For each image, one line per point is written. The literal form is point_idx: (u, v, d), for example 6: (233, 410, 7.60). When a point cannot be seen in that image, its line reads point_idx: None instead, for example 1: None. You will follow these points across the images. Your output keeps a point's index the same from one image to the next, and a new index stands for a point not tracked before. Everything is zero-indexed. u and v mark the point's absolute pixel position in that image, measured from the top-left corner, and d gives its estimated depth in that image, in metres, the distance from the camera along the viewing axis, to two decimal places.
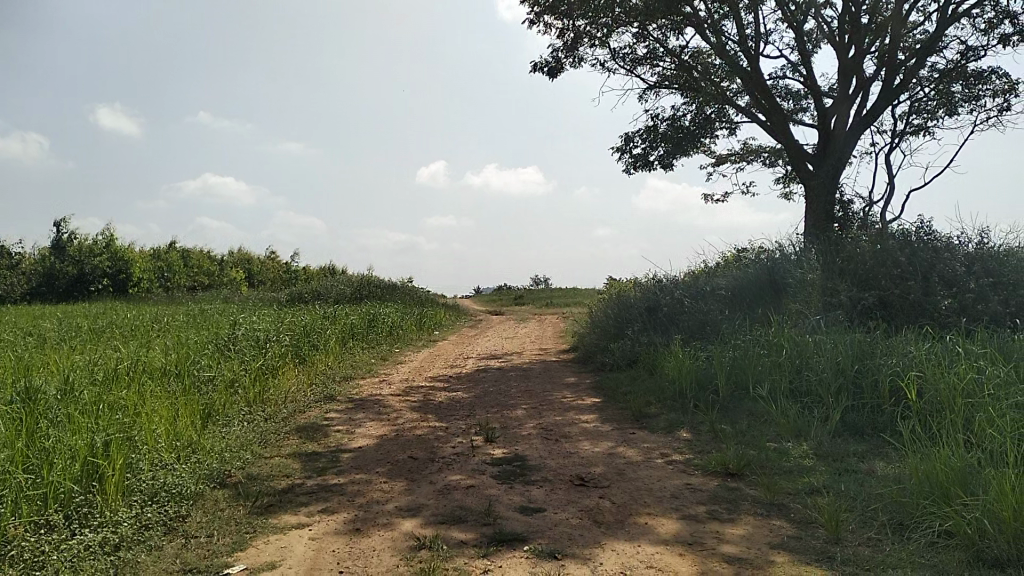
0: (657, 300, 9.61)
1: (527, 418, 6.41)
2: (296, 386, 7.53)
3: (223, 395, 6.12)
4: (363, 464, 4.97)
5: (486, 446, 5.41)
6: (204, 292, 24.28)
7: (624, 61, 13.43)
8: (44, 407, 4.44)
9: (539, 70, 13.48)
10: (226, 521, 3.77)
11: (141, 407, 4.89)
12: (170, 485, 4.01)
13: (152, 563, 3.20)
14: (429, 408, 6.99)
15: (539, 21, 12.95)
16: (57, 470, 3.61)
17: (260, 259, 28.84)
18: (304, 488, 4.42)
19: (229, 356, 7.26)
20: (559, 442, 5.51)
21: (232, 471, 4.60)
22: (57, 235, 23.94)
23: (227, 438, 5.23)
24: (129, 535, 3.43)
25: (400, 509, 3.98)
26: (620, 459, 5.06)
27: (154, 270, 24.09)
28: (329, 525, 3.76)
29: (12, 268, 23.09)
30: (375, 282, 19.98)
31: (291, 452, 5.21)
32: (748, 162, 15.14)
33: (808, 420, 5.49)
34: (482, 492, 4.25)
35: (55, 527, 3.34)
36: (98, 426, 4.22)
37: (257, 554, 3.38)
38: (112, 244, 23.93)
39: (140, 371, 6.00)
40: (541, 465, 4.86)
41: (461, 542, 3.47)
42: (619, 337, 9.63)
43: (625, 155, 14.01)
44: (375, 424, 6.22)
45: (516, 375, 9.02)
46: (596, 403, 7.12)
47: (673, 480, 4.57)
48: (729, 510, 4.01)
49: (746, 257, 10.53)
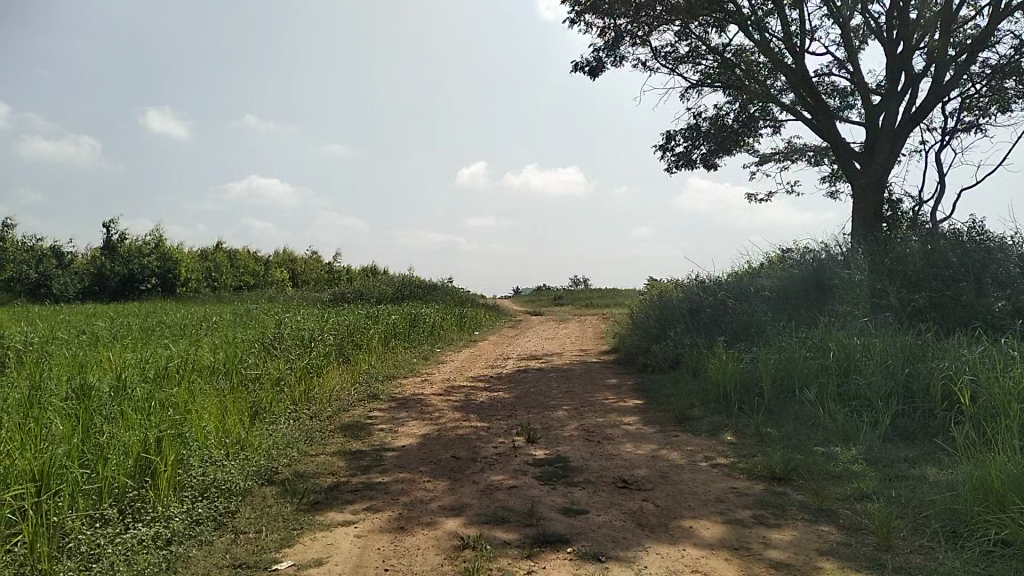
0: (700, 302, 9.50)
1: (568, 419, 6.39)
2: (341, 385, 7.64)
3: (270, 392, 6.24)
4: (407, 463, 5.00)
5: (528, 446, 5.41)
6: (250, 291, 24.80)
7: (666, 60, 13.32)
8: (98, 403, 4.56)
9: (579, 70, 13.44)
10: (274, 517, 3.83)
11: (191, 405, 5.00)
12: (219, 481, 4.09)
13: (203, 558, 3.27)
14: (471, 408, 7.03)
15: (580, 21, 12.91)
16: (111, 465, 3.70)
17: (304, 259, 29.32)
18: (350, 486, 4.48)
19: (276, 354, 7.39)
20: (601, 444, 5.48)
21: (278, 468, 4.68)
22: (108, 236, 24.66)
23: (274, 435, 5.32)
24: (180, 530, 3.51)
25: (444, 508, 4.00)
26: (663, 462, 5.02)
27: (201, 271, 24.71)
28: (374, 522, 3.80)
29: (65, 267, 23.77)
30: (416, 282, 20.14)
31: (336, 450, 5.28)
32: (792, 161, 14.90)
33: (856, 424, 5.37)
34: (524, 493, 4.25)
35: (110, 520, 3.42)
36: (150, 423, 4.32)
37: (304, 550, 3.42)
38: (161, 244, 24.56)
39: (190, 368, 6.14)
40: (583, 466, 4.85)
41: (504, 542, 3.47)
42: (661, 338, 9.54)
43: (667, 154, 13.91)
44: (417, 424, 6.26)
45: (558, 376, 9.01)
46: (639, 404, 7.08)
47: (718, 484, 4.51)
48: (776, 515, 3.94)
49: (791, 257, 10.37)
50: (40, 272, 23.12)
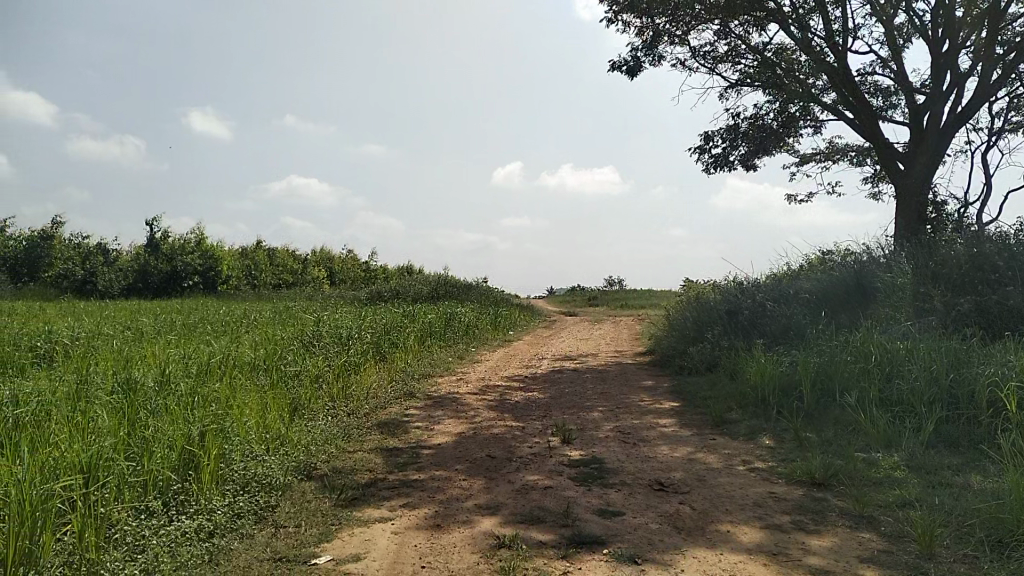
0: (738, 304, 9.40)
1: (604, 420, 6.38)
2: (377, 382, 7.72)
3: (309, 389, 6.33)
4: (443, 461, 5.03)
5: (563, 447, 5.40)
6: (288, 289, 25.14)
7: (705, 59, 13.20)
8: (143, 398, 4.67)
9: (617, 70, 13.38)
10: (313, 512, 3.88)
11: (233, 400, 5.09)
12: (260, 475, 4.16)
13: (244, 551, 3.33)
14: (506, 407, 7.04)
15: (618, 20, 12.85)
16: (157, 459, 3.79)
17: (341, 258, 29.67)
18: (387, 482, 4.52)
19: (314, 352, 7.49)
20: (637, 446, 5.45)
21: (317, 463, 4.75)
22: (152, 234, 25.20)
23: (313, 431, 5.39)
24: (222, 522, 3.58)
25: (480, 506, 4.02)
26: (700, 465, 4.98)
27: (241, 269, 25.12)
28: (412, 519, 3.83)
29: (111, 264, 24.33)
30: (452, 282, 20.24)
31: (373, 447, 5.33)
32: (833, 162, 14.66)
33: (898, 430, 5.27)
34: (560, 493, 4.25)
35: (154, 512, 3.49)
36: (193, 417, 4.42)
37: (342, 545, 3.46)
38: (203, 243, 25.04)
39: (231, 365, 6.26)
40: (619, 468, 4.83)
41: (540, 542, 3.48)
42: (698, 340, 9.44)
43: (704, 154, 13.78)
44: (453, 422, 6.30)
45: (593, 377, 8.98)
46: (675, 407, 7.03)
47: (756, 488, 4.46)
48: (815, 521, 3.89)
49: (831, 259, 10.22)
50: (87, 269, 23.70)
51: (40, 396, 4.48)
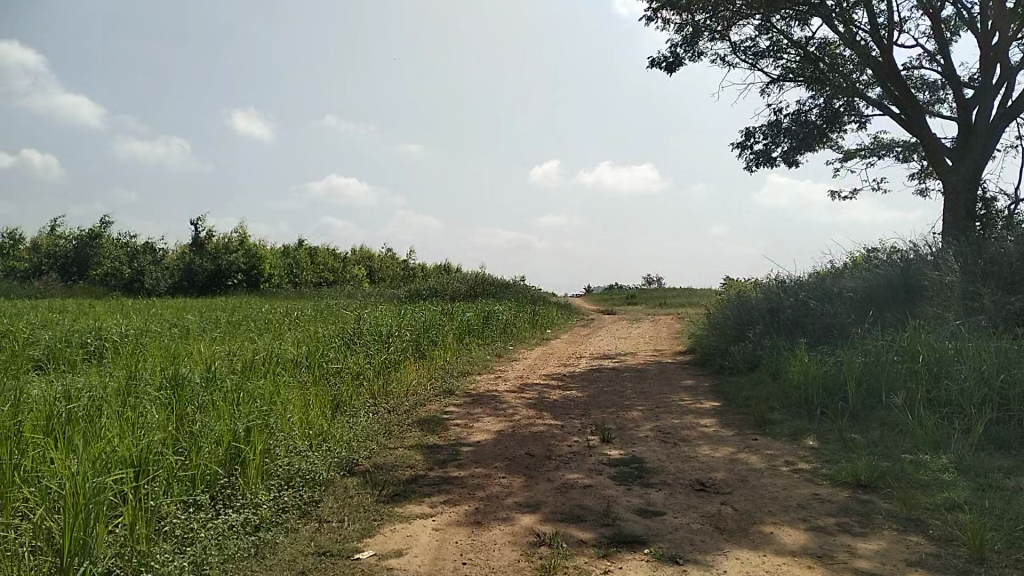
0: (780, 303, 9.27)
1: (644, 419, 6.34)
2: (417, 379, 7.77)
3: (350, 386, 6.40)
4: (482, 459, 5.05)
5: (603, 446, 5.38)
6: (329, 287, 25.46)
7: (746, 55, 13.03)
8: (190, 393, 4.78)
9: (656, 66, 13.28)
10: (356, 508, 3.93)
11: (277, 396, 5.18)
12: (304, 471, 4.22)
13: (289, 545, 3.38)
14: (545, 406, 7.04)
15: (657, 17, 12.75)
16: (204, 454, 3.87)
17: (380, 257, 29.95)
18: (427, 479, 4.56)
19: (355, 349, 7.58)
20: (678, 445, 5.41)
21: (359, 459, 4.80)
22: (197, 233, 25.74)
23: (355, 428, 5.45)
24: (268, 516, 3.64)
25: (520, 504, 4.03)
26: (742, 465, 4.92)
27: (283, 267, 25.51)
28: (453, 516, 3.86)
29: (158, 263, 24.88)
30: (490, 280, 20.29)
31: (413, 444, 5.37)
32: (879, 158, 14.35)
33: (947, 432, 5.14)
34: (600, 493, 4.24)
35: (202, 506, 3.57)
36: (239, 413, 4.50)
37: (384, 541, 3.50)
38: (246, 242, 25.46)
39: (275, 361, 6.36)
40: (660, 468, 4.79)
41: (580, 541, 3.48)
42: (739, 339, 9.32)
43: (746, 151, 13.59)
44: (492, 420, 6.31)
45: (632, 376, 8.93)
46: (716, 406, 6.96)
47: (799, 489, 4.40)
48: (861, 524, 3.82)
49: (877, 257, 10.01)
50: (135, 269, 24.27)
51: (92, 391, 4.61)
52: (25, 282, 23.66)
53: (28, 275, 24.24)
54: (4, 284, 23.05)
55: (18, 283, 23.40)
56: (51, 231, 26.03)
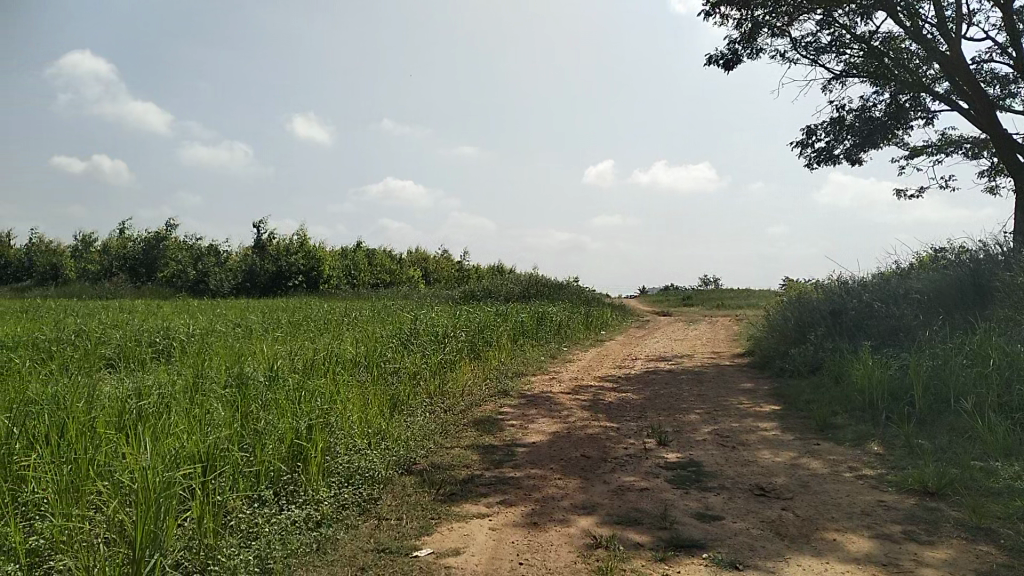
0: (843, 305, 9.05)
1: (701, 422, 6.26)
2: (473, 380, 7.82)
3: (407, 385, 6.49)
4: (538, 460, 5.06)
5: (660, 449, 5.34)
6: (386, 289, 25.80)
7: (807, 50, 12.74)
8: (254, 391, 4.91)
9: (714, 64, 13.09)
10: (414, 506, 3.98)
11: (337, 395, 5.29)
12: (363, 469, 4.30)
13: (350, 541, 3.45)
14: (600, 407, 7.01)
15: (715, 13, 12.57)
16: (268, 450, 3.98)
17: (436, 258, 30.25)
18: (483, 479, 4.58)
19: (411, 349, 7.67)
20: (736, 449, 5.33)
21: (417, 458, 4.87)
22: (259, 236, 26.38)
23: (412, 427, 5.53)
24: (329, 513, 3.72)
25: (576, 506, 4.02)
26: (804, 470, 4.82)
27: (341, 269, 25.98)
28: (509, 516, 3.87)
29: (222, 264, 25.58)
30: (543, 281, 20.29)
31: (469, 443, 5.41)
32: (946, 154, 13.87)
33: (1020, 438, 4.94)
34: (656, 496, 4.20)
35: (266, 501, 3.66)
36: (301, 411, 4.62)
37: (442, 539, 3.54)
38: (305, 244, 26.00)
39: (335, 361, 6.49)
40: (718, 472, 4.73)
41: (637, 544, 3.46)
42: (800, 342, 9.13)
43: (807, 149, 13.30)
44: (547, 421, 6.31)
45: (689, 379, 8.82)
46: (776, 410, 6.83)
47: (864, 496, 4.29)
48: (928, 532, 3.70)
49: (944, 258, 9.69)
50: (199, 270, 24.96)
51: (160, 389, 4.77)
52: (98, 283, 24.63)
53: (100, 277, 25.22)
54: (78, 286, 24.02)
55: (91, 285, 24.36)
56: (121, 234, 27.00)
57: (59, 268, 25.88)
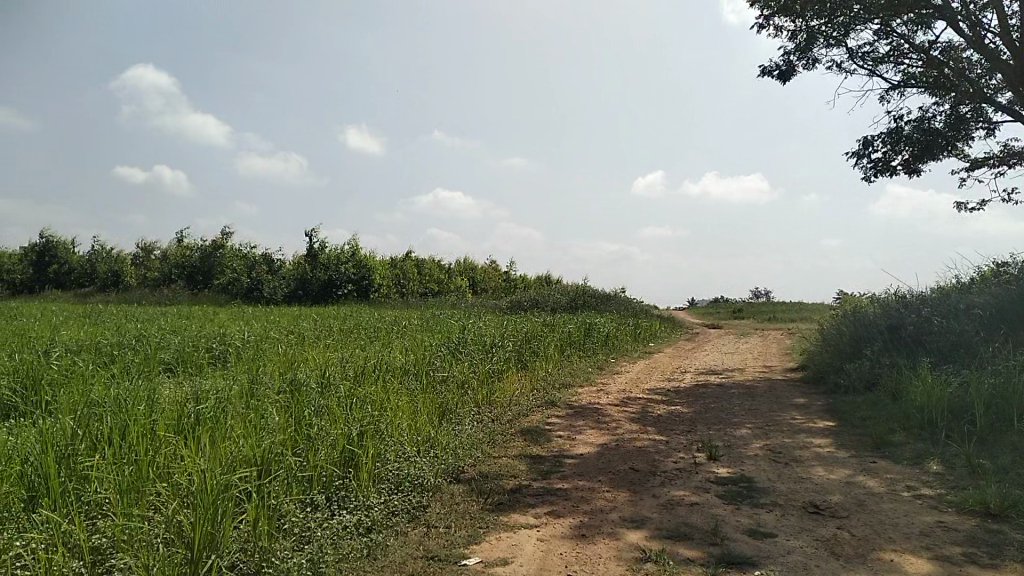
0: (901, 319, 8.81)
1: (753, 437, 6.16)
2: (520, 389, 7.84)
3: (456, 394, 6.54)
4: (586, 471, 5.03)
5: (710, 464, 5.26)
6: (434, 298, 26.01)
7: (864, 60, 12.48)
8: (306, 397, 4.99)
9: (768, 75, 12.92)
10: (462, 515, 4.00)
11: (387, 402, 5.36)
12: (413, 476, 4.33)
13: (399, 548, 3.49)
14: (649, 420, 6.95)
15: (769, 24, 12.42)
16: (320, 455, 4.05)
17: (484, 268, 30.42)
18: (531, 489, 4.58)
19: (460, 359, 7.73)
20: (789, 466, 5.22)
21: (465, 467, 4.89)
22: (311, 245, 26.89)
23: (460, 435, 5.56)
24: (379, 519, 3.76)
25: (625, 519, 3.99)
26: (860, 489, 4.70)
27: (391, 278, 26.31)
28: (557, 528, 3.86)
29: (275, 273, 26.10)
30: (591, 292, 20.23)
31: (517, 453, 5.42)
32: (1010, 165, 13.41)
33: None
34: (707, 511, 4.15)
35: (318, 505, 3.73)
36: (352, 418, 4.70)
37: (490, 549, 3.55)
38: (357, 253, 26.38)
39: (385, 368, 6.58)
40: (771, 488, 4.64)
41: (687, 559, 3.41)
42: (855, 357, 8.95)
43: (863, 160, 13.01)
44: (595, 433, 6.28)
45: (740, 392, 8.69)
46: (831, 426, 6.67)
47: (922, 516, 4.16)
48: (991, 555, 3.57)
49: (1008, 272, 9.37)
50: (253, 278, 25.46)
51: (218, 393, 4.90)
52: (157, 290, 25.38)
53: (159, 285, 25.98)
54: (139, 292, 24.79)
55: (151, 292, 25.11)
56: (180, 242, 27.78)
57: (120, 275, 26.74)
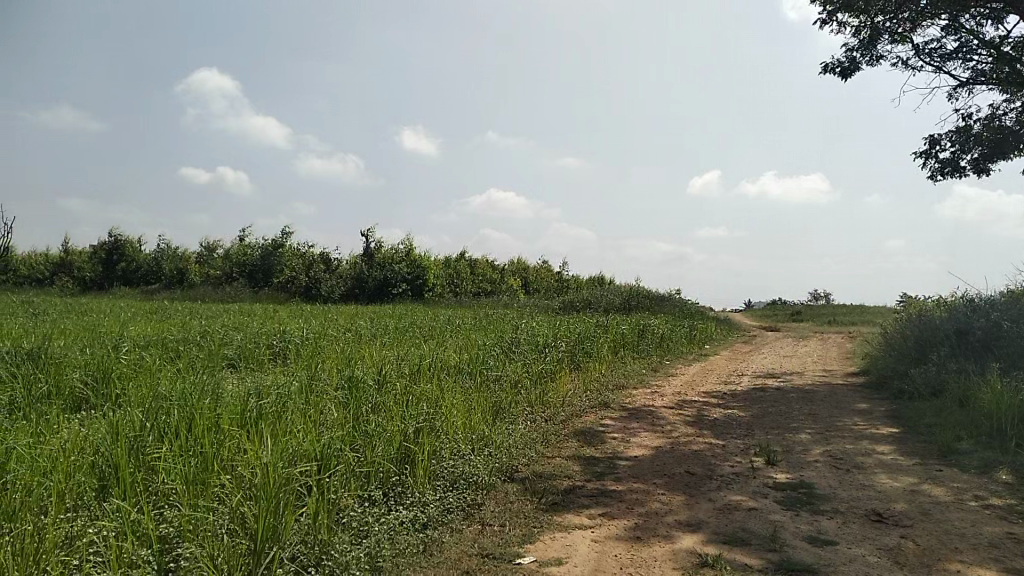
0: (969, 323, 8.51)
1: (813, 443, 6.02)
2: (573, 390, 7.82)
3: (509, 394, 6.56)
4: (640, 474, 4.99)
5: (768, 468, 5.17)
6: (487, 298, 26.15)
7: (931, 57, 12.09)
8: (363, 395, 5.07)
9: (829, 72, 12.63)
10: (516, 514, 4.02)
11: (443, 400, 5.42)
12: (468, 474, 4.37)
13: (454, 544, 3.52)
14: (705, 423, 6.86)
15: (831, 20, 12.15)
16: (378, 451, 4.12)
17: (536, 269, 30.47)
18: (586, 490, 4.57)
19: (513, 359, 7.75)
20: (851, 472, 5.09)
21: (519, 466, 4.91)
22: (367, 246, 27.32)
23: (514, 434, 5.58)
24: (435, 516, 3.80)
25: (681, 522, 3.96)
26: (925, 497, 4.55)
27: (445, 278, 26.55)
28: (611, 529, 3.84)
29: (332, 272, 26.60)
30: (645, 293, 20.07)
31: (571, 454, 5.41)
32: None
33: None
34: (765, 516, 4.08)
35: (375, 500, 3.79)
36: (409, 415, 4.77)
37: (545, 548, 3.56)
38: (411, 253, 26.70)
39: (439, 367, 6.64)
40: (831, 495, 4.54)
41: (745, 565, 3.36)
42: (922, 362, 8.62)
43: (929, 159, 12.61)
44: (650, 435, 6.23)
45: (799, 397, 8.50)
46: (894, 433, 6.48)
47: (992, 527, 4.01)
48: None
49: None
50: (310, 277, 26.02)
51: (279, 389, 5.02)
52: (219, 288, 26.10)
53: (222, 282, 26.72)
54: (202, 290, 25.54)
55: (213, 289, 25.84)
56: (241, 242, 28.53)
57: (185, 273, 27.64)
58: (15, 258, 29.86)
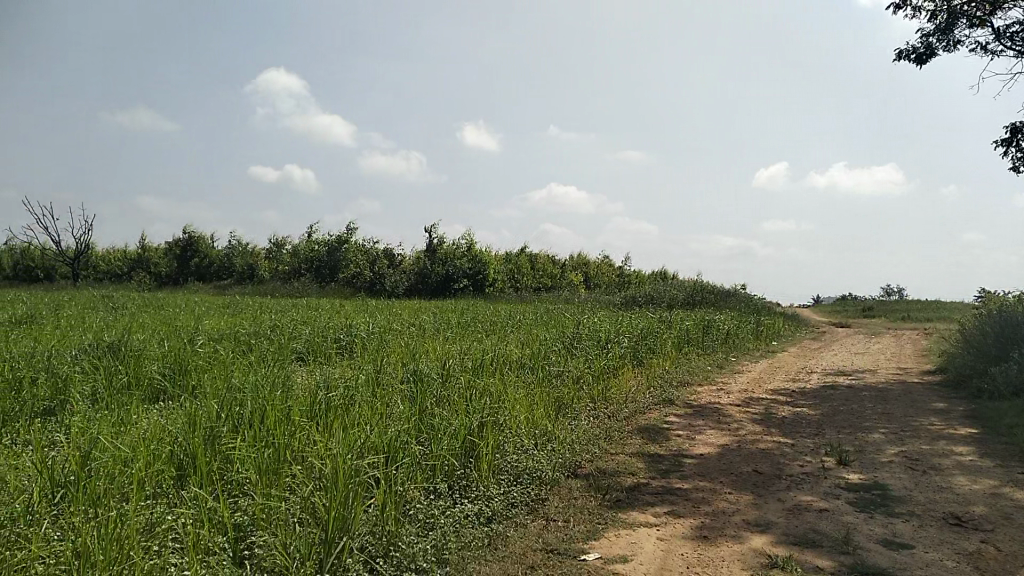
0: None
1: (886, 443, 5.83)
2: (637, 386, 7.75)
3: (572, 389, 6.54)
4: (706, 472, 4.92)
5: (839, 469, 5.02)
6: (548, 293, 26.16)
7: (1014, 41, 11.53)
8: (428, 389, 5.13)
9: (903, 58, 12.17)
10: (580, 510, 4.01)
11: (506, 394, 5.44)
12: (531, 469, 4.39)
13: (519, 539, 3.53)
14: (773, 422, 6.70)
15: (905, 5, 11.71)
16: (443, 445, 4.17)
17: (597, 264, 30.31)
18: (651, 488, 4.53)
19: (576, 355, 7.73)
20: (928, 474, 4.91)
21: (583, 462, 4.90)
22: (429, 241, 27.63)
23: (577, 430, 5.56)
24: (499, 509, 3.82)
25: (749, 522, 3.88)
26: (1007, 501, 4.36)
27: (506, 273, 26.64)
28: (678, 528, 3.79)
29: (395, 267, 26.96)
30: (709, 288, 19.74)
31: (635, 451, 5.36)
32: None
33: None
34: (837, 518, 3.96)
35: (441, 493, 3.84)
36: (474, 409, 4.81)
37: (610, 545, 3.54)
38: (473, 248, 26.87)
39: (501, 362, 6.66)
40: (907, 497, 4.38)
41: (816, 567, 3.28)
42: (1003, 360, 8.24)
43: (1011, 148, 12.03)
44: (715, 433, 6.12)
45: (871, 395, 8.24)
46: (973, 434, 6.22)
47: None
48: None
49: None
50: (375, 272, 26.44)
51: (346, 382, 5.12)
52: (287, 283, 26.75)
53: (289, 277, 27.37)
54: (271, 285, 26.21)
55: (282, 284, 26.49)
56: (308, 238, 29.17)
57: (255, 268, 28.45)
58: (97, 254, 31.18)
